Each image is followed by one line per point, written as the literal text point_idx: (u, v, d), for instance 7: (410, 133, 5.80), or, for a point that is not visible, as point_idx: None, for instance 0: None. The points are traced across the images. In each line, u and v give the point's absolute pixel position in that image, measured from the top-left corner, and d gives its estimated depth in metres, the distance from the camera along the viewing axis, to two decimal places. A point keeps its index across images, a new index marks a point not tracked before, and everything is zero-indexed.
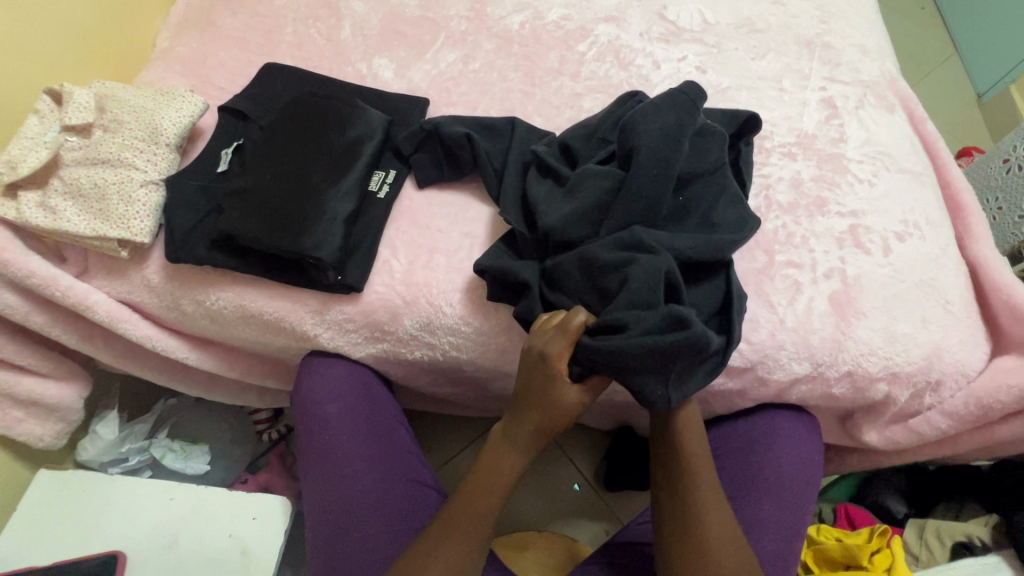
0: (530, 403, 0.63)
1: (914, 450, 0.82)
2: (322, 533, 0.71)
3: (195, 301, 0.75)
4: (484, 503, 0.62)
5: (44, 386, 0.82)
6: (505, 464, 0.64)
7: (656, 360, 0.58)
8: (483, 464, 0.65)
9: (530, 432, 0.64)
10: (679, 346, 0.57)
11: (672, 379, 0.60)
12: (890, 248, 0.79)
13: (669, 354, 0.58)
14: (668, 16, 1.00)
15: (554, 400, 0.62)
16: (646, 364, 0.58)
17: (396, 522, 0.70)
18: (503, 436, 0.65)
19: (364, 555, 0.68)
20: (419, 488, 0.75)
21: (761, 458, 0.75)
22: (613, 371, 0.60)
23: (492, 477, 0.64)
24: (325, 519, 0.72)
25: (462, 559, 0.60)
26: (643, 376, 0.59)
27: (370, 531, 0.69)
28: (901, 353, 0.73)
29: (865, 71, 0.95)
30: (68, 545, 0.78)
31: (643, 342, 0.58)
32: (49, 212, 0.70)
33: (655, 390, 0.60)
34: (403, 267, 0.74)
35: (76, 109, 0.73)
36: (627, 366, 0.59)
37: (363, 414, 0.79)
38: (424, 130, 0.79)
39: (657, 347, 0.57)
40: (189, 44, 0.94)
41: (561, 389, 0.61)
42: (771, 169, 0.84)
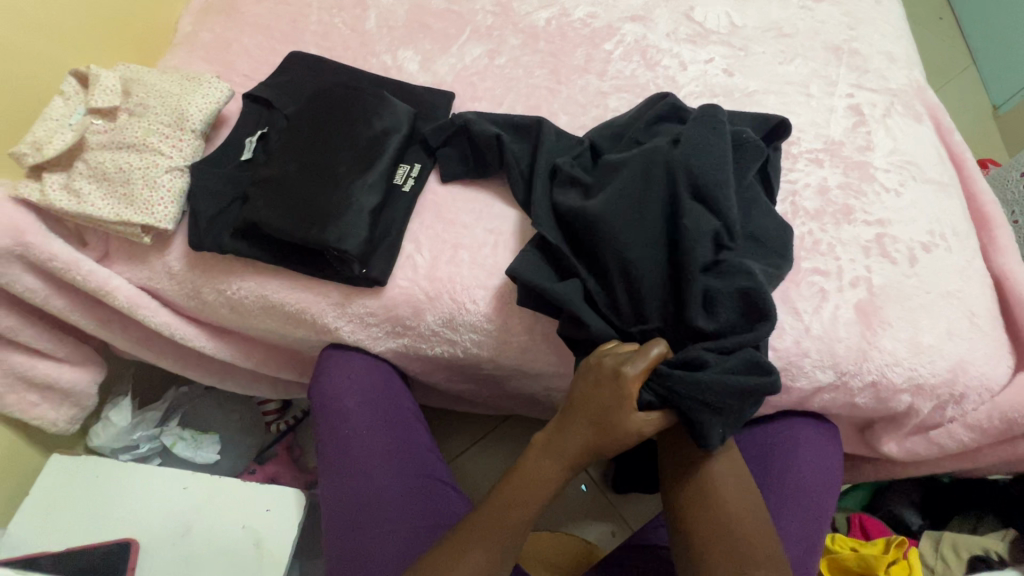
0: (585, 418, 0.62)
1: (933, 462, 0.81)
2: (342, 530, 0.70)
3: (216, 290, 0.74)
4: (517, 510, 0.61)
5: (60, 369, 0.81)
6: (542, 472, 0.63)
7: (736, 400, 0.59)
8: (522, 470, 0.63)
9: (579, 445, 0.62)
10: (759, 388, 0.59)
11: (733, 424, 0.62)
12: (916, 259, 0.78)
13: (749, 396, 0.60)
14: (695, 18, 0.99)
15: (615, 421, 0.60)
16: (725, 404, 0.60)
17: (418, 523, 0.69)
18: (545, 445, 0.64)
19: (384, 554, 0.67)
20: (441, 489, 0.74)
21: (783, 466, 0.75)
22: (690, 406, 0.60)
23: (528, 482, 0.62)
24: (345, 515, 0.71)
25: (489, 563, 0.59)
26: (714, 416, 0.60)
27: (391, 532, 0.68)
28: (927, 364, 0.72)
29: (892, 79, 0.94)
30: (81, 531, 0.78)
31: (732, 382, 0.59)
32: (73, 195, 0.70)
33: (716, 430, 0.61)
34: (427, 262, 0.74)
35: (103, 91, 0.74)
36: (705, 402, 0.60)
37: (385, 411, 0.78)
38: (451, 128, 0.79)
39: (741, 389, 0.59)
40: (213, 30, 0.93)
41: (627, 413, 0.60)
42: (798, 175, 0.84)
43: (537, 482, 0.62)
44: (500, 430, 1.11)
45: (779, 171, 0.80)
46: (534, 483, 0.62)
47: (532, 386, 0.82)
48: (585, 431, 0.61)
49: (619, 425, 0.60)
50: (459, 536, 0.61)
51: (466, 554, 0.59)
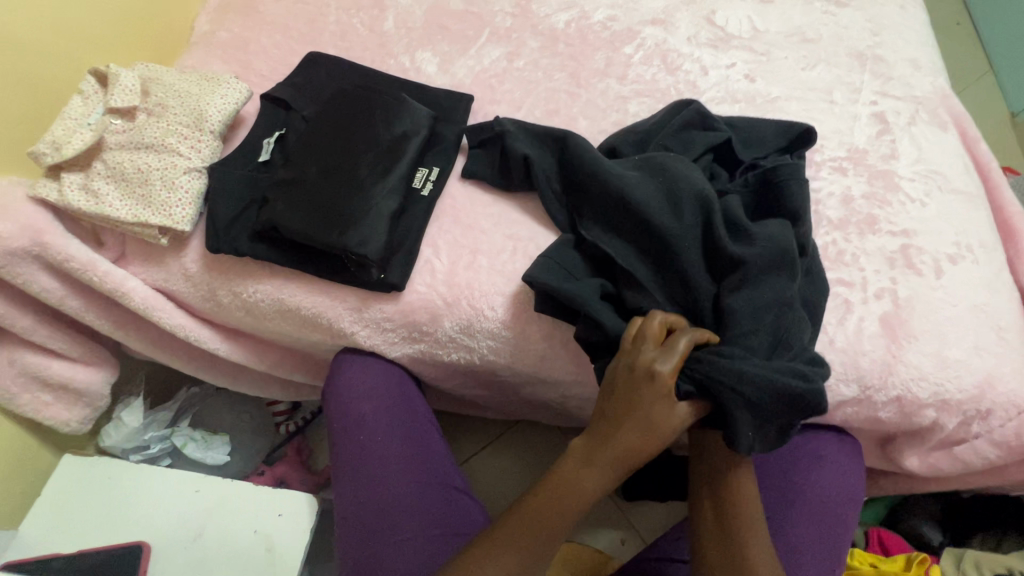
0: (625, 422, 0.59)
1: (955, 478, 0.80)
2: (362, 535, 0.69)
3: (233, 292, 0.74)
4: (551, 519, 0.60)
5: (74, 370, 0.81)
6: (578, 479, 0.61)
7: (778, 404, 0.58)
8: (558, 478, 0.61)
9: (616, 453, 0.60)
10: (805, 396, 0.58)
11: (765, 433, 0.60)
12: (942, 271, 0.76)
13: (792, 402, 0.58)
14: (716, 22, 0.97)
15: (658, 421, 0.58)
16: (765, 403, 0.58)
17: (438, 530, 0.69)
18: (582, 452, 0.61)
19: (404, 562, 0.66)
20: (458, 496, 0.74)
21: (803, 481, 0.74)
22: (731, 397, 0.58)
23: (560, 489, 0.61)
24: (363, 521, 0.70)
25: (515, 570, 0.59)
26: (748, 415, 0.58)
27: (411, 539, 0.68)
28: (953, 379, 0.71)
29: (917, 86, 0.92)
30: (93, 532, 0.77)
31: (775, 380, 0.58)
32: (91, 195, 0.69)
33: (747, 432, 0.59)
34: (445, 267, 0.73)
35: (122, 91, 0.73)
36: (744, 396, 0.58)
37: (401, 416, 0.78)
38: (478, 138, 0.79)
39: (781, 388, 0.58)
40: (231, 29, 0.93)
41: (667, 408, 0.58)
42: (821, 183, 0.83)
43: (573, 491, 0.61)
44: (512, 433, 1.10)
45: (804, 184, 0.71)
46: (570, 492, 0.61)
47: (547, 393, 0.81)
48: (628, 437, 0.59)
49: (664, 423, 0.58)
50: (486, 547, 0.60)
51: (494, 561, 0.59)
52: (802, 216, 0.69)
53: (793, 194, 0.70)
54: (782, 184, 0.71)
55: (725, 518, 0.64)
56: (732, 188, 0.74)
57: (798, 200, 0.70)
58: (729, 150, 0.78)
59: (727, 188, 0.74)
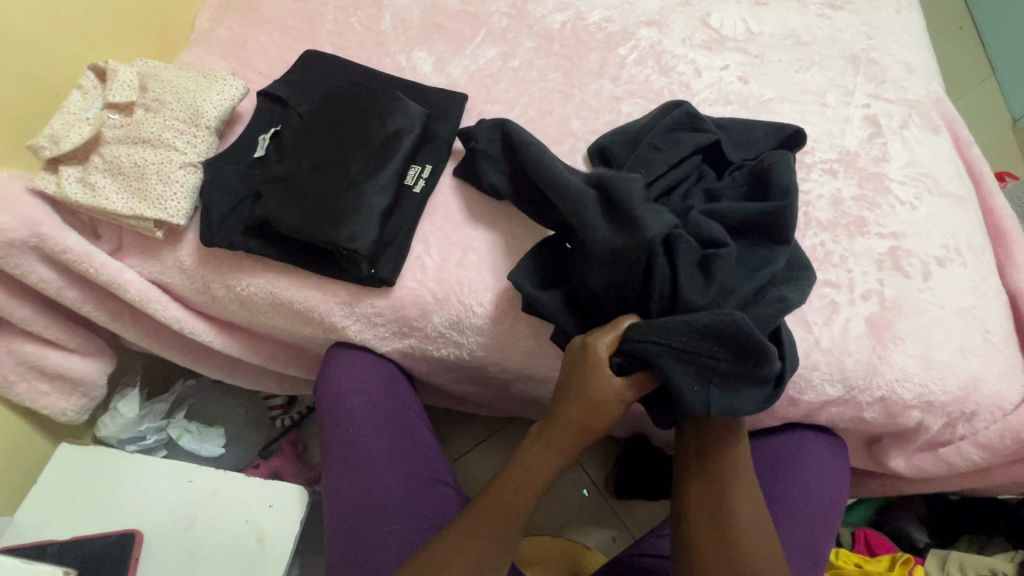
0: (569, 400, 0.62)
1: (941, 479, 0.80)
2: (340, 522, 0.71)
3: (226, 285, 0.75)
4: (512, 504, 0.62)
5: (71, 360, 0.82)
6: (536, 461, 0.63)
7: (700, 342, 0.58)
8: (519, 463, 0.64)
9: (570, 432, 0.62)
10: (721, 327, 0.57)
11: (710, 384, 0.59)
12: (930, 273, 0.77)
13: (716, 338, 0.58)
14: (711, 24, 0.98)
15: (592, 393, 0.60)
16: (690, 347, 0.58)
17: (414, 520, 0.69)
18: (539, 434, 0.65)
19: (378, 550, 0.67)
20: (438, 487, 0.74)
21: (790, 478, 0.74)
22: (653, 350, 0.58)
23: (520, 473, 0.63)
24: (343, 510, 0.72)
25: (482, 556, 0.60)
26: (684, 368, 0.59)
27: (388, 529, 0.69)
28: (938, 381, 0.71)
29: (911, 90, 0.93)
30: (87, 520, 0.78)
31: (688, 322, 0.58)
32: (88, 188, 0.70)
33: (692, 389, 0.59)
34: (435, 264, 0.74)
35: (121, 87, 0.74)
36: (676, 347, 0.58)
37: (386, 409, 0.79)
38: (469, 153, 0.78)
39: (704, 326, 0.58)
40: (230, 26, 0.94)
41: (601, 379, 0.60)
42: (812, 185, 0.83)
43: (533, 473, 0.63)
44: (504, 429, 1.11)
45: (790, 169, 0.70)
46: (530, 473, 0.63)
47: (536, 390, 0.82)
48: (569, 411, 0.62)
49: (597, 396, 0.60)
50: (454, 534, 0.61)
51: (460, 550, 0.59)
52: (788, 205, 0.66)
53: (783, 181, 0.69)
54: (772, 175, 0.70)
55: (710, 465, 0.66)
56: (725, 187, 0.73)
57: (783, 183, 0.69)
58: (719, 152, 0.78)
59: (714, 188, 0.74)
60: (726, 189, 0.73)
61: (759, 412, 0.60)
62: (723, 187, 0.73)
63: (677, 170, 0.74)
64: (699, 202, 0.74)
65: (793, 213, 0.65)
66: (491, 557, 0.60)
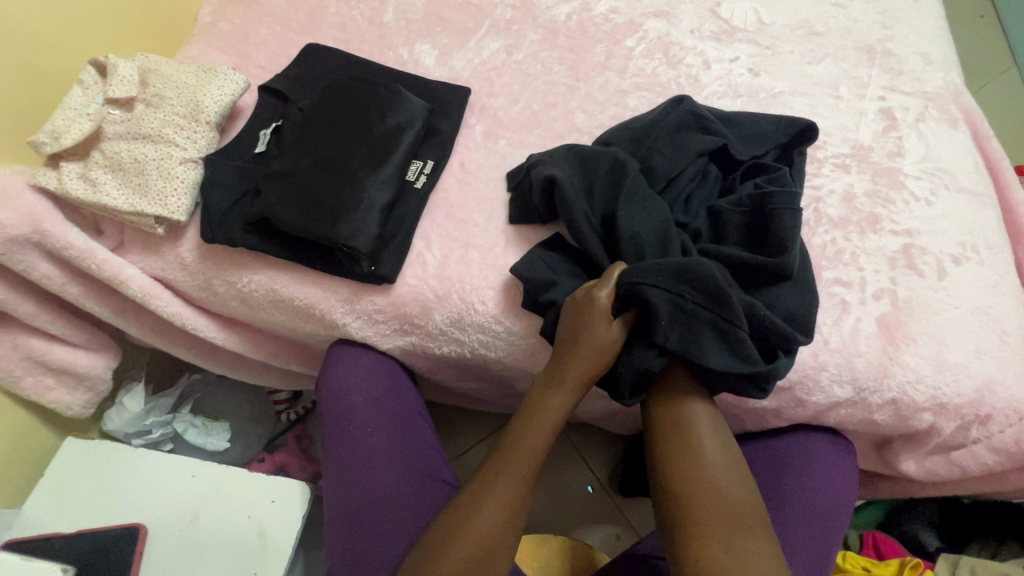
0: (572, 346, 0.65)
1: (953, 483, 0.78)
2: (340, 519, 0.71)
3: (227, 282, 0.74)
4: (531, 444, 0.64)
5: (75, 355, 0.83)
6: (546, 403, 0.66)
7: (669, 280, 0.62)
8: (532, 406, 0.66)
9: (577, 372, 0.64)
10: (688, 267, 0.62)
11: (678, 324, 0.62)
12: (944, 272, 0.75)
13: (687, 279, 0.62)
14: (721, 14, 0.95)
15: (589, 334, 0.64)
16: (663, 283, 0.62)
17: (416, 510, 0.70)
18: (547, 378, 0.67)
19: (380, 541, 0.68)
20: (435, 482, 0.74)
21: (795, 481, 0.73)
22: (634, 281, 0.63)
23: (535, 415, 0.65)
24: (344, 508, 0.71)
25: (504, 508, 0.61)
26: (661, 303, 0.62)
27: (388, 525, 0.69)
28: (951, 383, 0.69)
29: (928, 82, 0.90)
30: (93, 513, 0.79)
31: (660, 262, 0.63)
32: (89, 183, 0.70)
33: (662, 322, 0.62)
34: (437, 260, 0.73)
35: (120, 82, 0.74)
36: (653, 281, 0.62)
37: (388, 401, 0.79)
38: (507, 178, 0.79)
39: (680, 268, 0.62)
40: (232, 20, 0.93)
41: (597, 325, 0.64)
42: (822, 181, 0.81)
43: (543, 414, 0.65)
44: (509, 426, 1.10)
45: (798, 212, 0.68)
46: (540, 418, 0.65)
47: None
48: (578, 356, 0.64)
49: (594, 337, 0.64)
50: (480, 487, 0.63)
51: (490, 500, 0.61)
52: (787, 246, 0.67)
53: (783, 225, 0.67)
54: (777, 211, 0.68)
55: (685, 464, 0.61)
56: (727, 207, 0.72)
57: (781, 204, 0.68)
58: (725, 151, 0.76)
59: (718, 206, 0.72)
60: (730, 211, 0.71)
61: (721, 366, 0.61)
62: (725, 205, 0.72)
63: (677, 183, 0.74)
64: (704, 223, 0.73)
65: (791, 246, 0.67)
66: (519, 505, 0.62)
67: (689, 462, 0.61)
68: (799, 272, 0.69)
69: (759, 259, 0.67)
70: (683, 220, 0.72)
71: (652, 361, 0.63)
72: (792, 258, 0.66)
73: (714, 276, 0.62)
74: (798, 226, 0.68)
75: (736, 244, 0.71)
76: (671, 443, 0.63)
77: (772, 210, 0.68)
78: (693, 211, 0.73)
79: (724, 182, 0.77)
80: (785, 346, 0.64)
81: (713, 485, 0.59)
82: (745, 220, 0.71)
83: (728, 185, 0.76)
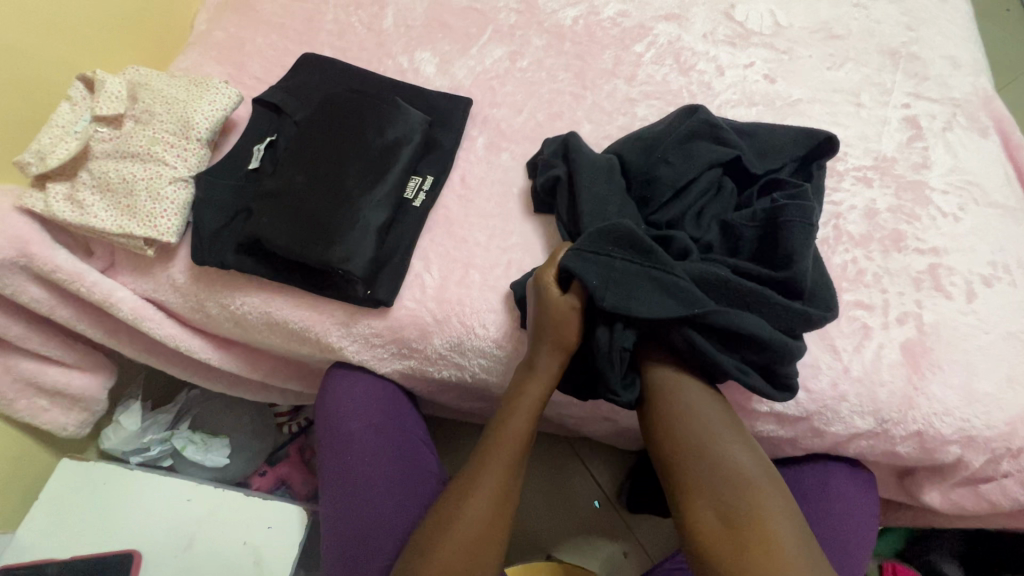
0: (540, 326, 0.64)
1: (981, 516, 0.74)
2: (337, 524, 0.70)
3: (220, 304, 0.72)
4: (515, 425, 0.64)
5: (69, 376, 0.81)
6: (527, 388, 0.65)
7: (595, 244, 0.63)
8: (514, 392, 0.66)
9: (551, 353, 0.64)
10: (608, 228, 0.64)
11: (611, 283, 0.61)
12: (974, 294, 0.70)
13: (612, 239, 0.63)
14: (736, 17, 0.91)
15: (551, 312, 0.63)
16: (589, 247, 0.63)
17: (405, 504, 0.70)
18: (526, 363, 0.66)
19: (373, 536, 0.68)
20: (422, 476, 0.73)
21: (812, 514, 0.69)
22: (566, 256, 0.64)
23: (517, 400, 0.65)
24: (342, 518, 0.70)
25: (493, 496, 0.61)
26: (587, 264, 0.62)
27: (380, 520, 0.68)
28: (981, 415, 0.65)
29: (956, 88, 0.85)
30: (88, 536, 0.78)
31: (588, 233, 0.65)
32: (76, 206, 0.68)
33: (593, 281, 0.61)
34: (436, 282, 0.70)
35: (108, 99, 0.71)
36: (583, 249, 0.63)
37: (380, 403, 0.77)
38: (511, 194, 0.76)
39: (605, 229, 0.64)
40: (227, 29, 0.90)
41: (552, 300, 0.63)
42: (843, 196, 0.76)
43: (524, 399, 0.65)
44: None
45: (813, 231, 0.64)
46: (520, 403, 0.65)
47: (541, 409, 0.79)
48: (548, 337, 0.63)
49: (559, 313, 0.63)
50: (472, 474, 0.63)
51: (477, 493, 0.61)
52: (799, 264, 0.63)
53: (794, 243, 0.63)
54: (794, 228, 0.64)
55: (672, 430, 0.60)
56: (740, 221, 0.67)
57: (796, 220, 0.64)
58: (739, 163, 0.72)
59: (729, 219, 0.68)
60: (744, 225, 0.67)
61: (665, 315, 0.59)
62: (738, 219, 0.68)
63: (688, 194, 0.70)
64: (716, 237, 0.69)
65: (802, 250, 0.63)
66: (509, 487, 0.62)
67: (675, 428, 0.60)
68: (815, 293, 0.64)
69: (767, 273, 0.64)
70: (693, 233, 0.69)
71: (623, 338, 0.62)
72: (805, 274, 0.62)
73: (633, 229, 0.63)
74: (814, 246, 0.64)
75: (748, 260, 0.67)
76: (658, 408, 0.62)
77: (784, 220, 0.64)
78: (704, 225, 0.69)
79: (739, 196, 0.73)
80: (768, 315, 0.62)
81: (701, 448, 0.58)
82: (758, 235, 0.67)
83: (743, 200, 0.71)
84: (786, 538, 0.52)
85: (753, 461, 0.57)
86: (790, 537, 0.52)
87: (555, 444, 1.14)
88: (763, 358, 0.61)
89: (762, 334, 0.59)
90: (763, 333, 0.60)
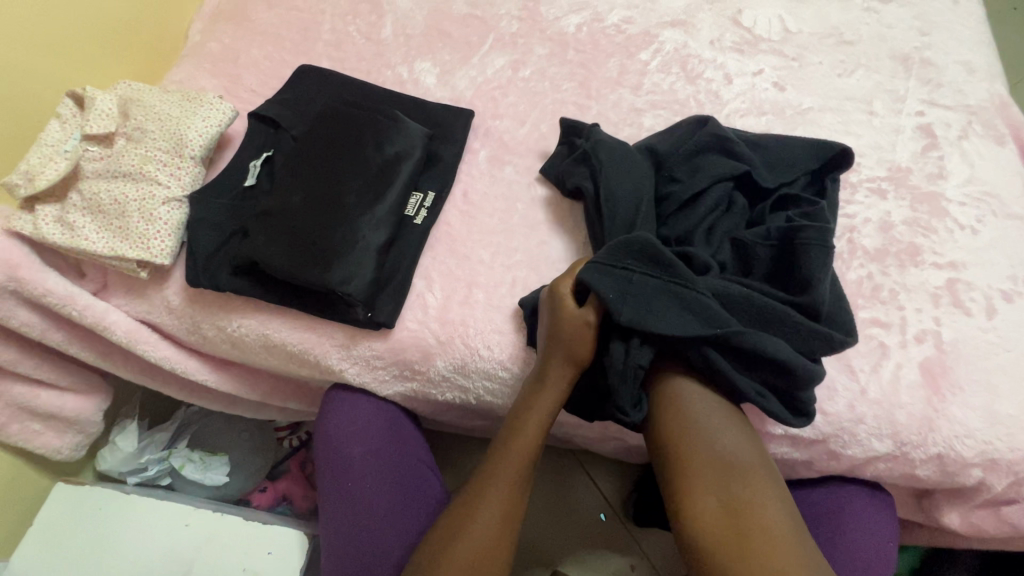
0: (551, 340, 0.62)
1: (1003, 538, 0.71)
2: (339, 546, 0.69)
3: (216, 326, 0.70)
4: (522, 440, 0.62)
5: (62, 399, 0.79)
6: (534, 404, 0.62)
7: (615, 256, 0.61)
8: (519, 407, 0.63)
9: (560, 368, 0.62)
10: (627, 240, 0.62)
11: (628, 296, 0.59)
12: (994, 310, 0.68)
13: (631, 252, 0.61)
14: (743, 22, 0.88)
15: (563, 325, 0.61)
16: (607, 259, 0.61)
17: (407, 524, 0.68)
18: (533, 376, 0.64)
19: (375, 557, 0.66)
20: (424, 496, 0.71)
21: (831, 539, 0.67)
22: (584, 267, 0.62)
23: (523, 416, 0.63)
24: (342, 540, 0.68)
25: (498, 516, 0.59)
26: (605, 276, 0.60)
27: (381, 539, 0.67)
28: (1004, 437, 0.62)
29: (971, 94, 0.82)
30: (81, 564, 0.75)
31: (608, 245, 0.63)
32: (66, 227, 0.66)
33: (610, 293, 0.59)
34: (438, 302, 0.68)
35: (98, 116, 0.69)
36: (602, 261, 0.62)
37: (379, 419, 0.75)
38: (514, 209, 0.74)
39: (625, 242, 0.62)
40: (221, 40, 0.88)
41: (566, 311, 0.61)
42: (857, 208, 0.74)
43: (530, 415, 0.62)
44: None
45: (829, 252, 0.61)
46: (527, 419, 0.62)
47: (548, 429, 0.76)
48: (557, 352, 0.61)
49: (569, 327, 0.61)
50: (477, 486, 0.61)
51: (482, 512, 0.59)
52: (815, 287, 0.60)
53: (811, 263, 0.60)
54: (809, 248, 0.61)
55: (675, 423, 0.59)
56: (753, 239, 0.65)
57: (812, 241, 0.61)
58: (750, 179, 0.70)
59: (741, 237, 0.66)
60: (756, 244, 0.65)
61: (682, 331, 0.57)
62: (752, 237, 0.65)
63: (700, 211, 0.68)
64: (728, 257, 0.66)
65: (820, 273, 0.60)
66: (517, 501, 0.61)
67: (678, 420, 0.59)
68: (831, 316, 0.62)
69: (781, 296, 0.61)
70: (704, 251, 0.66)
71: (639, 355, 0.60)
72: (822, 297, 0.60)
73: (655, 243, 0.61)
74: (830, 269, 0.61)
75: (762, 280, 0.64)
76: (660, 401, 0.61)
77: (801, 241, 0.61)
78: (715, 243, 0.67)
79: (751, 212, 0.70)
80: (789, 337, 0.59)
81: (703, 439, 0.57)
82: (772, 255, 0.64)
83: (756, 216, 0.69)
84: (786, 526, 0.52)
85: (753, 452, 0.57)
86: (789, 526, 0.52)
87: (561, 456, 1.12)
88: (783, 381, 0.59)
89: (784, 356, 0.57)
90: (784, 354, 0.57)
